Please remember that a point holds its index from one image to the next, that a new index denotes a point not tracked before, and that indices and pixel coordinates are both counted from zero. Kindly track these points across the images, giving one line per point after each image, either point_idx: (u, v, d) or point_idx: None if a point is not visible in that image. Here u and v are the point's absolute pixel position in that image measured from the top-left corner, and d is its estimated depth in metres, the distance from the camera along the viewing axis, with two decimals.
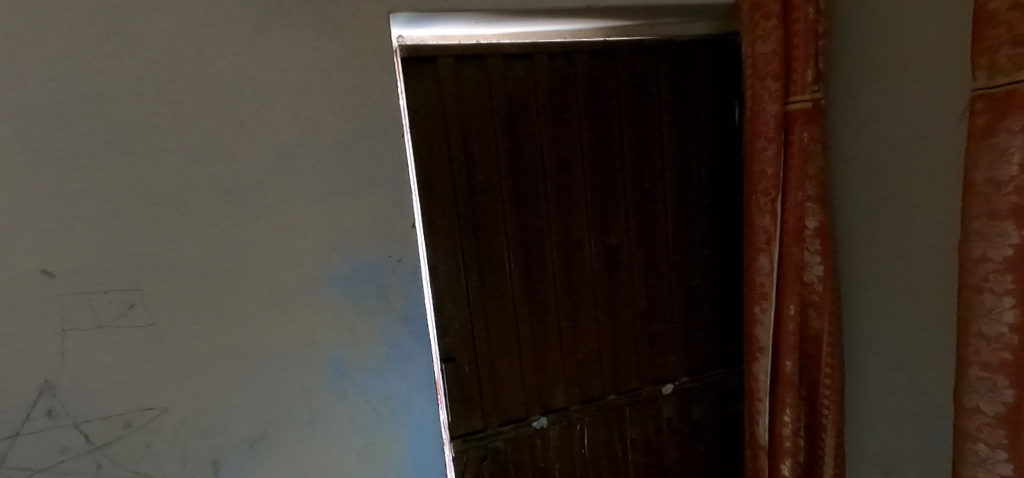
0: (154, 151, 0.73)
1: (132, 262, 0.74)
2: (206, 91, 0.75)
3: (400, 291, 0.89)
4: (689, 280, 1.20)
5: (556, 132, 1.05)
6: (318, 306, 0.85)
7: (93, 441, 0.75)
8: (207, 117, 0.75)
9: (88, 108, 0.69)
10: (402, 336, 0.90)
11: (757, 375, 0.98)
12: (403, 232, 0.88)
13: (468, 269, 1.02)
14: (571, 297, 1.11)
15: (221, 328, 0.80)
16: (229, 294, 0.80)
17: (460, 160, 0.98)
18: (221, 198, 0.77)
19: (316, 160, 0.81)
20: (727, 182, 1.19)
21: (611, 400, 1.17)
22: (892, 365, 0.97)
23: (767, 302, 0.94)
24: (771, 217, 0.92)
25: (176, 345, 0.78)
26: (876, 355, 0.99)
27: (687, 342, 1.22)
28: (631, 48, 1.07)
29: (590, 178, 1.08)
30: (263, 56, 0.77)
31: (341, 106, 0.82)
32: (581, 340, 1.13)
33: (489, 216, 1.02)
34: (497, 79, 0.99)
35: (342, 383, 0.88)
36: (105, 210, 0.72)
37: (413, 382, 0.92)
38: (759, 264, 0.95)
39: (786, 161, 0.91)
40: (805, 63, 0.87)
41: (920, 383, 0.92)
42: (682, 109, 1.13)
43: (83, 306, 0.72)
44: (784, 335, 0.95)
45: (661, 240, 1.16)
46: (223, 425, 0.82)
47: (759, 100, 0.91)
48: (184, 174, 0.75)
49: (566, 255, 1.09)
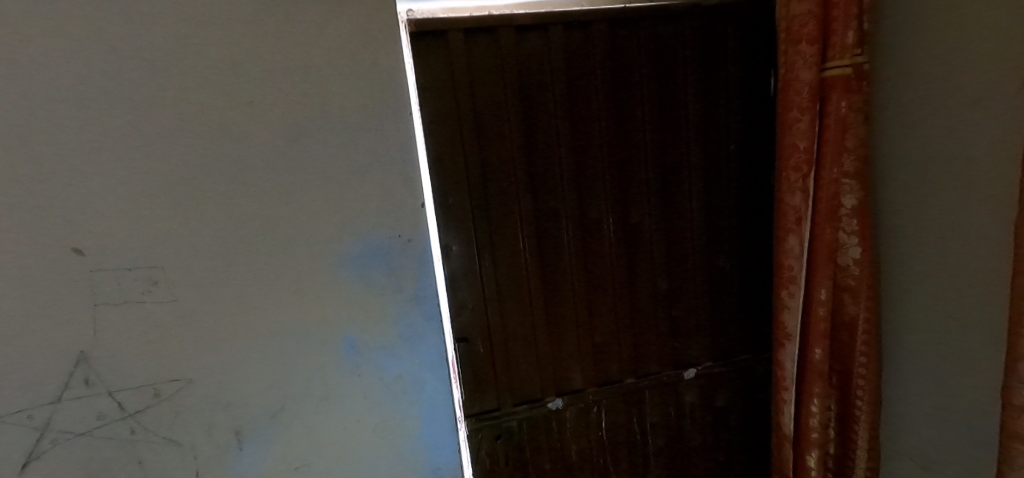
0: (168, 134, 0.75)
1: (154, 241, 0.77)
2: (216, 72, 0.75)
3: (411, 270, 0.89)
4: (715, 261, 1.14)
5: (572, 107, 1.01)
6: (330, 284, 0.86)
7: (127, 408, 0.80)
8: (218, 98, 0.76)
9: (107, 92, 0.72)
10: (413, 316, 0.91)
11: (783, 362, 0.93)
12: (413, 212, 0.87)
13: (481, 249, 1.01)
14: (588, 277, 1.08)
15: (237, 305, 0.83)
16: (245, 271, 0.82)
17: (471, 138, 0.96)
18: (235, 178, 0.79)
19: (324, 139, 0.81)
20: (757, 157, 1.11)
21: (629, 383, 1.14)
22: (935, 356, 0.89)
23: (795, 286, 0.88)
24: (802, 194, 0.85)
25: (198, 320, 0.81)
26: (920, 345, 0.91)
27: (712, 325, 1.17)
28: (654, 14, 1.00)
29: (607, 155, 1.04)
30: (269, 34, 0.77)
31: (347, 83, 0.81)
32: (598, 321, 1.11)
33: (501, 195, 1.00)
34: (510, 52, 0.96)
35: (356, 360, 0.89)
36: (127, 191, 0.75)
37: (424, 361, 0.93)
38: (788, 245, 0.88)
39: (821, 134, 0.83)
40: (846, 24, 0.78)
41: (969, 377, 0.84)
42: (709, 78, 1.06)
43: (110, 282, 0.76)
44: (813, 322, 0.88)
45: (684, 220, 1.10)
46: (245, 397, 0.85)
47: (793, 67, 0.83)
48: (198, 155, 0.77)
49: (582, 234, 1.06)
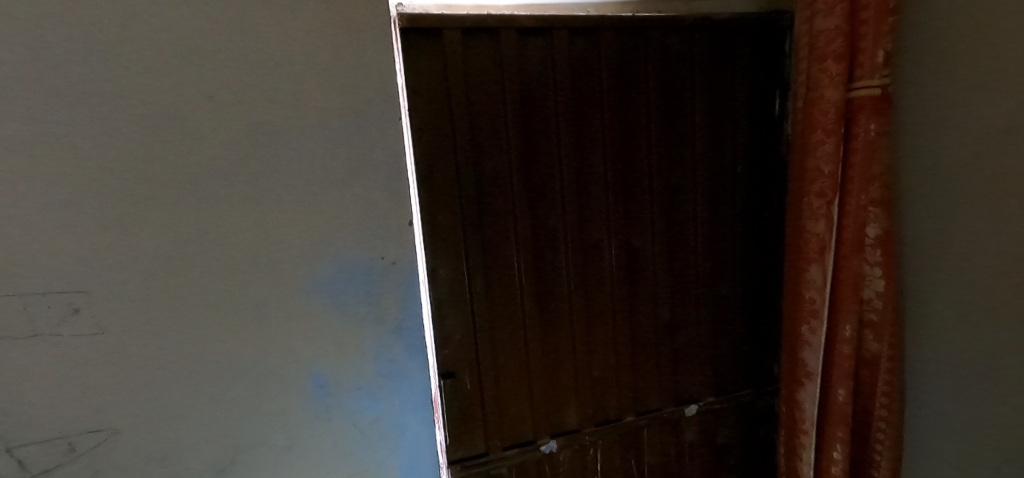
0: (102, 129, 0.61)
1: (77, 260, 0.62)
2: (166, 57, 0.62)
3: (395, 297, 0.77)
4: (719, 288, 1.07)
5: (575, 120, 0.92)
6: (298, 314, 0.73)
7: (29, 467, 0.64)
8: (168, 88, 0.62)
9: (24, 76, 0.57)
10: (395, 351, 0.78)
11: (801, 403, 0.85)
12: (400, 230, 0.75)
13: (473, 272, 0.90)
14: (587, 305, 0.99)
15: (182, 339, 0.68)
16: (194, 298, 0.68)
17: (466, 149, 0.86)
18: (186, 185, 0.65)
19: (299, 143, 0.68)
20: (765, 180, 1.06)
21: (629, 422, 1.05)
22: (959, 405, 0.80)
23: (817, 321, 0.81)
24: (826, 222, 0.79)
25: (132, 357, 0.66)
26: (944, 393, 0.82)
27: (715, 357, 1.10)
28: (663, 25, 0.94)
29: (610, 173, 0.96)
30: (237, 16, 0.64)
31: (329, 79, 0.68)
32: (597, 353, 1.01)
33: (496, 213, 0.90)
34: (511, 57, 0.87)
35: (326, 402, 0.76)
36: (43, 197, 0.60)
37: (405, 403, 0.80)
38: (810, 276, 0.81)
39: (846, 158, 0.78)
40: (876, 42, 0.73)
41: (1001, 432, 0.76)
42: (717, 96, 1.00)
43: (17, 311, 0.61)
44: (836, 360, 0.81)
45: (689, 245, 1.03)
46: (186, 450, 0.70)
47: (817, 85, 0.78)
48: (137, 157, 0.62)
49: (582, 258, 0.97)
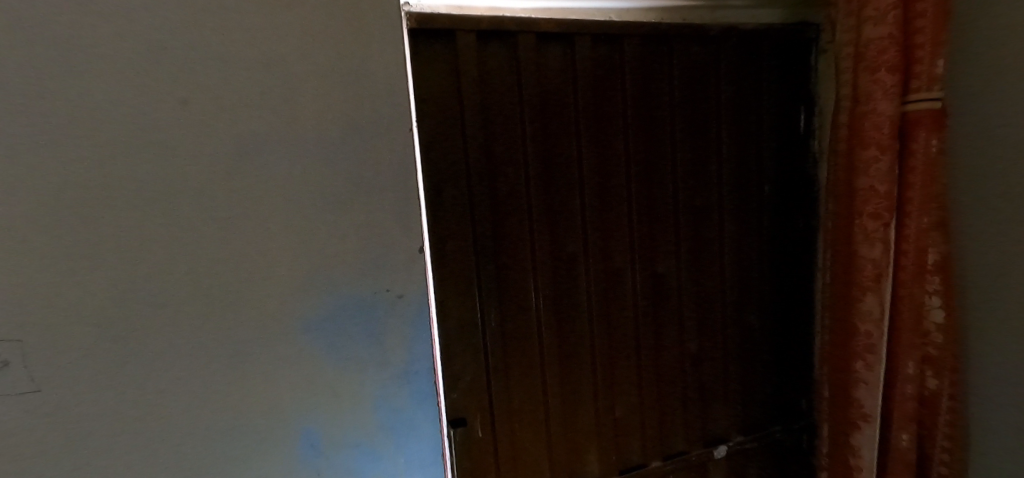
0: (40, 139, 0.48)
1: (4, 304, 0.49)
2: (126, 52, 0.49)
3: (401, 336, 0.64)
4: (747, 316, 0.99)
5: (598, 134, 0.84)
6: (284, 360, 0.59)
7: None
8: (128, 90, 0.50)
9: None
10: (401, 400, 0.65)
11: (857, 448, 0.78)
12: (407, 260, 0.63)
13: (486, 304, 0.80)
14: (610, 337, 0.89)
15: (139, 397, 0.54)
16: (154, 346, 0.54)
17: (480, 166, 0.77)
18: (148, 208, 0.52)
19: (291, 158, 0.56)
20: (792, 200, 0.99)
21: (655, 467, 0.94)
22: None
23: (874, 357, 0.74)
24: (882, 247, 0.72)
25: (76, 421, 0.53)
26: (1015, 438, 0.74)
27: (743, 392, 1.01)
28: (689, 34, 0.87)
29: (634, 192, 0.87)
30: (217, 4, 0.52)
31: (328, 82, 0.57)
32: (620, 392, 0.91)
33: (513, 237, 0.80)
34: (529, 64, 0.78)
35: (318, 466, 0.62)
36: None
37: (412, 461, 0.67)
38: (864, 307, 0.74)
39: (902, 178, 0.72)
40: (932, 52, 0.68)
41: None
42: (744, 111, 0.93)
43: None
44: (897, 400, 0.76)
45: (715, 270, 0.95)
46: None
47: (867, 98, 0.71)
48: (89, 172, 0.50)
49: (605, 285, 0.88)
